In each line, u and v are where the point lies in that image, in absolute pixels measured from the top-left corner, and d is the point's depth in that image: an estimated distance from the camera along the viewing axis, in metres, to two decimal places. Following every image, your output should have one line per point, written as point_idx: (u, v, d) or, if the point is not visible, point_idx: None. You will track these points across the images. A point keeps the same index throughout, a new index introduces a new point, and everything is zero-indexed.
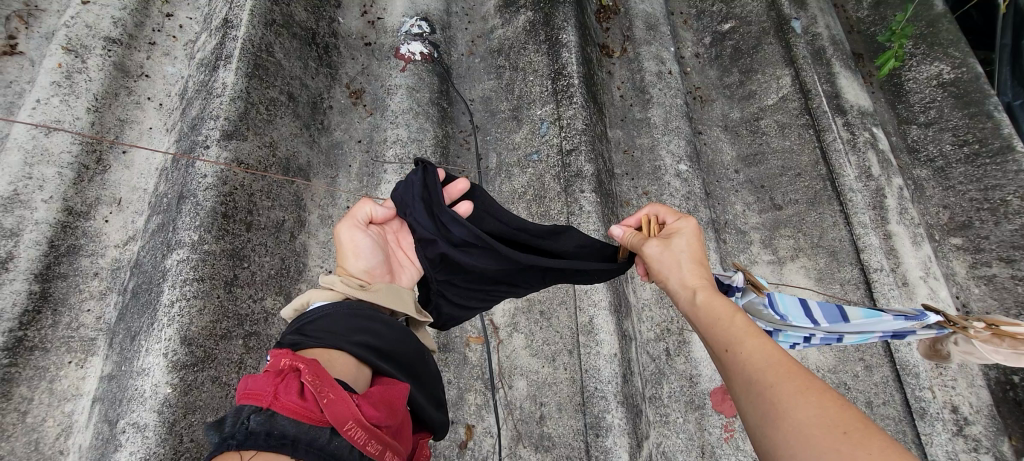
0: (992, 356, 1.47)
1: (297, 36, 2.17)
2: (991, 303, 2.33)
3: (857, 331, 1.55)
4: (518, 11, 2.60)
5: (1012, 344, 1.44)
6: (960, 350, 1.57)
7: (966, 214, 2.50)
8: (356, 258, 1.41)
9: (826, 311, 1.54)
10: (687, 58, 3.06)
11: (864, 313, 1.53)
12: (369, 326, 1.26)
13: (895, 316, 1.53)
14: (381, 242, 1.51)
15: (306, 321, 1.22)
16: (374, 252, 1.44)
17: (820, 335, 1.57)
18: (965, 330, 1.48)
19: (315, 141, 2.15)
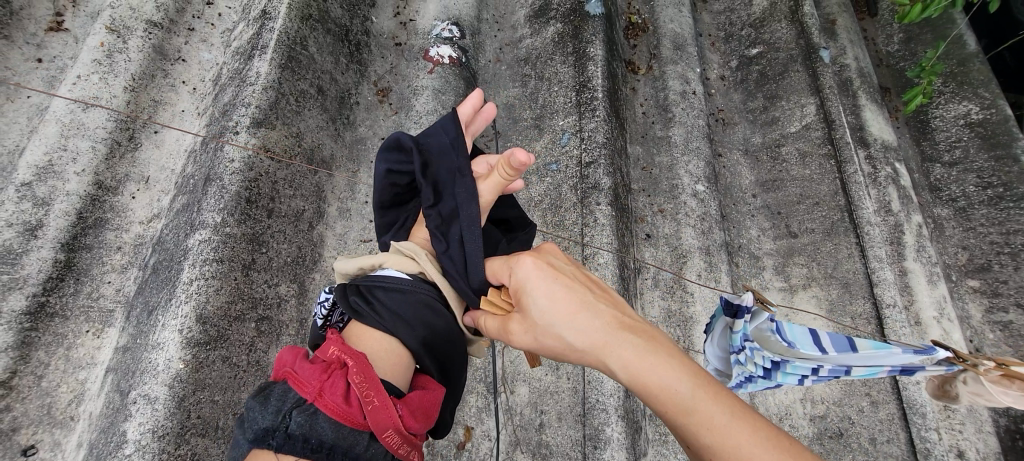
0: (1001, 397, 1.35)
1: (331, 32, 2.23)
2: (1005, 349, 2.30)
3: (866, 363, 1.50)
4: (548, 22, 2.65)
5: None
6: (969, 390, 1.45)
7: (985, 257, 2.47)
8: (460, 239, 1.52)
9: (834, 340, 1.54)
10: (712, 80, 3.06)
11: (872, 345, 1.50)
12: (428, 319, 1.43)
13: (904, 348, 1.47)
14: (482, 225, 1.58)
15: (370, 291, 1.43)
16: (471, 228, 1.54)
17: (829, 366, 1.51)
18: (974, 368, 1.37)
19: (340, 135, 2.20)
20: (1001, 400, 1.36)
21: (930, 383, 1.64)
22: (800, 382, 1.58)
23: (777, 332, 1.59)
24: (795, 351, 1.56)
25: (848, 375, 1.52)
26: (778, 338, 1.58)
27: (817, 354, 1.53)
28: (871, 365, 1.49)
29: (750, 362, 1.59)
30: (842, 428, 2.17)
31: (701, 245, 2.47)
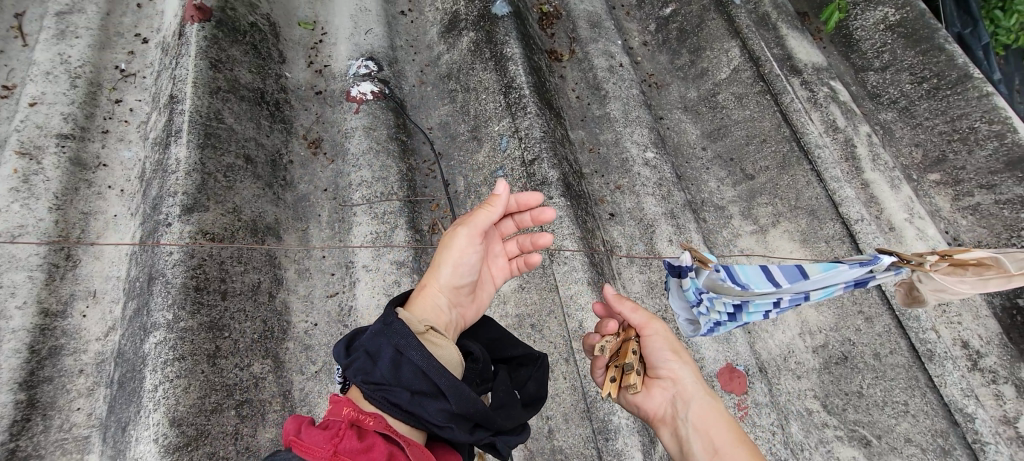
0: (958, 286, 1.50)
1: (245, 98, 2.18)
2: (981, 232, 2.42)
3: (821, 286, 1.56)
4: (461, 33, 2.67)
5: (977, 272, 1.49)
6: (930, 289, 1.57)
7: (938, 148, 2.61)
8: (430, 291, 1.43)
9: (785, 271, 1.57)
10: (636, 48, 3.09)
11: (821, 267, 1.53)
12: (435, 398, 1.19)
13: (851, 265, 1.52)
14: (457, 284, 1.47)
15: (403, 336, 1.22)
16: (452, 298, 1.47)
17: (788, 297, 1.60)
18: (921, 266, 1.50)
19: (280, 198, 2.15)
20: (960, 290, 1.50)
21: (898, 292, 1.71)
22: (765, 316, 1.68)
23: (728, 278, 1.58)
24: (751, 292, 1.60)
25: (807, 298, 1.61)
26: (732, 284, 1.58)
27: (773, 290, 1.58)
28: (826, 286, 1.56)
29: (715, 310, 1.67)
30: (845, 352, 2.17)
31: (664, 210, 2.49)
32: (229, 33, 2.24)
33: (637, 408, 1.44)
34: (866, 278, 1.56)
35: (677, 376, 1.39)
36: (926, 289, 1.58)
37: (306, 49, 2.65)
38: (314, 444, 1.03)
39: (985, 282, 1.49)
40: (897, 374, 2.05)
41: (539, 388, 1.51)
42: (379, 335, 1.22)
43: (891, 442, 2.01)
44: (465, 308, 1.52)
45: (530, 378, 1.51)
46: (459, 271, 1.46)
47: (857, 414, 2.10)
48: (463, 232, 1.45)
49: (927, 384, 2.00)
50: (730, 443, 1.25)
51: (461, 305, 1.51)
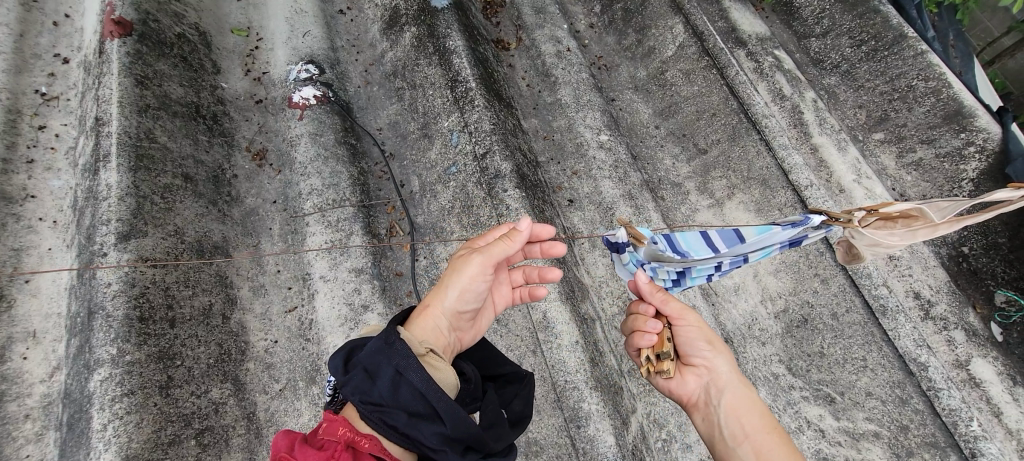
0: (890, 238, 1.59)
1: (179, 114, 2.08)
2: (925, 185, 2.54)
3: (758, 247, 1.62)
4: (403, 29, 2.61)
5: (906, 222, 1.58)
6: (867, 244, 1.65)
7: (881, 108, 2.71)
8: (434, 312, 1.36)
9: (723, 236, 1.61)
10: (583, 31, 3.08)
11: (756, 230, 1.58)
12: (430, 422, 1.12)
13: (784, 226, 1.58)
14: (459, 309, 1.39)
15: (405, 357, 1.15)
16: (454, 321, 1.41)
17: (728, 260, 1.66)
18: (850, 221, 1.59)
19: (226, 215, 2.07)
20: (891, 242, 1.59)
21: (840, 250, 1.80)
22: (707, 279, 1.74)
23: (667, 249, 1.60)
24: (691, 260, 1.64)
25: (746, 260, 1.67)
26: (671, 254, 1.60)
27: (712, 256, 1.63)
28: (762, 247, 1.62)
29: (659, 278, 1.71)
30: (805, 314, 2.24)
31: (622, 192, 2.50)
32: (154, 46, 2.12)
33: (668, 392, 1.47)
34: (801, 237, 1.63)
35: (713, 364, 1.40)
36: (862, 245, 1.67)
37: (242, 57, 2.55)
38: None
39: (917, 233, 1.56)
40: (855, 332, 2.12)
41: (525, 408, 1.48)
42: (381, 353, 1.15)
43: (853, 397, 2.08)
44: (462, 331, 1.45)
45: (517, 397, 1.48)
46: (466, 297, 1.39)
47: (821, 373, 2.17)
48: (479, 260, 1.36)
49: (882, 338, 2.06)
50: (763, 432, 1.28)
51: (459, 328, 1.44)
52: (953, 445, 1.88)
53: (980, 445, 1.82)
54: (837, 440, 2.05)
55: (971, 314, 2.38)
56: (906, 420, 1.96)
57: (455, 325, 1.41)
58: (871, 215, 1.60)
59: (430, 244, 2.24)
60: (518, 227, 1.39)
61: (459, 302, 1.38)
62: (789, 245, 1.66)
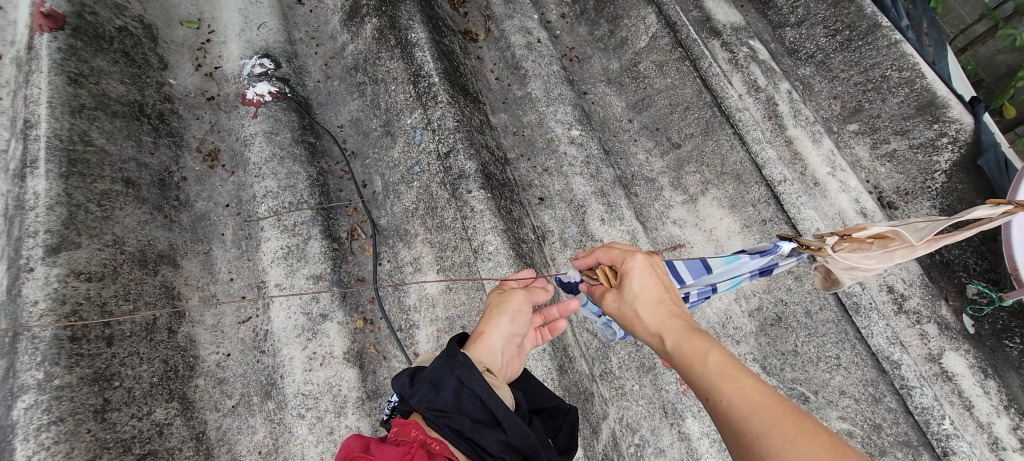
0: (867, 262, 1.56)
1: (119, 113, 1.93)
2: (899, 178, 2.52)
3: (726, 277, 1.73)
4: (363, 20, 2.48)
5: (884, 244, 1.54)
6: (844, 268, 1.63)
7: (856, 99, 2.67)
8: (491, 337, 1.28)
9: (690, 268, 1.73)
10: (554, 22, 2.99)
11: (723, 261, 1.70)
12: (493, 431, 1.07)
13: (752, 255, 1.69)
14: (511, 335, 1.33)
15: (467, 369, 1.12)
16: (507, 349, 1.33)
17: (697, 293, 1.75)
18: (820, 250, 1.59)
19: (174, 221, 1.96)
20: (868, 266, 1.56)
21: (819, 276, 1.80)
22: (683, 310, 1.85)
23: None
24: None
25: (717, 290, 1.77)
26: None
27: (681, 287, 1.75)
28: (731, 277, 1.73)
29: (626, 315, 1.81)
30: (779, 312, 2.21)
31: (594, 189, 2.43)
32: (91, 41, 1.96)
33: None
34: (771, 265, 1.72)
35: (643, 307, 1.25)
36: (839, 268, 1.65)
37: (192, 51, 2.40)
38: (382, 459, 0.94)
39: (893, 256, 1.52)
40: (828, 330, 2.09)
41: (571, 441, 1.41)
42: (444, 365, 1.12)
43: (827, 396, 2.06)
44: (511, 361, 1.36)
45: (563, 429, 1.42)
46: (516, 324, 1.35)
47: (795, 372, 2.13)
48: (521, 293, 1.39)
49: (855, 336, 2.04)
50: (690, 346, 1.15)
51: (509, 358, 1.35)
52: (926, 444, 1.87)
53: (952, 444, 1.81)
54: None
55: (944, 307, 2.37)
56: (879, 419, 1.95)
57: (507, 353, 1.33)
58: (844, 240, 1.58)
59: (393, 247, 2.14)
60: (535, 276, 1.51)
61: (511, 325, 1.33)
62: (760, 274, 1.75)
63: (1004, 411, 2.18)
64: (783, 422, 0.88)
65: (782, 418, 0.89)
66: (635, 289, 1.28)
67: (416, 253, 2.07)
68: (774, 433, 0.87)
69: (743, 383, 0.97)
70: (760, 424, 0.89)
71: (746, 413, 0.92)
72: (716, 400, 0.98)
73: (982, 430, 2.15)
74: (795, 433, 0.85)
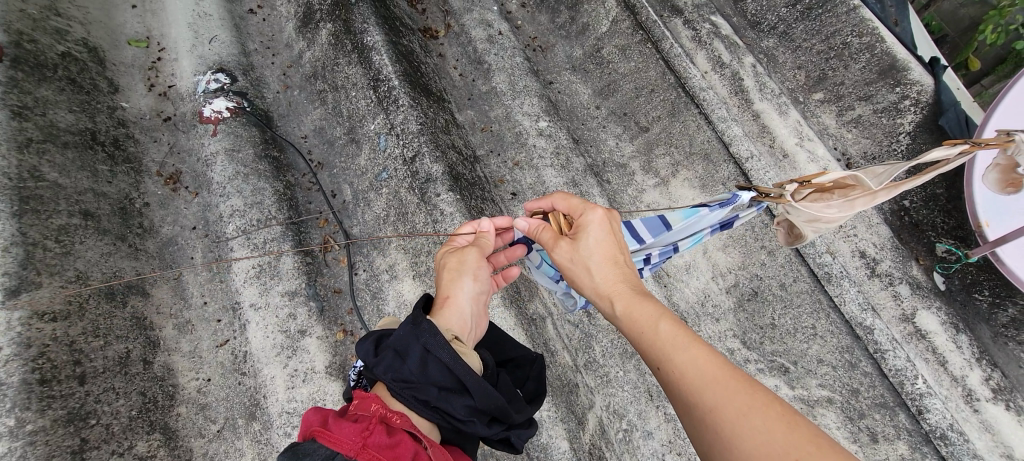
0: (827, 211, 1.58)
1: (70, 144, 1.87)
2: (866, 142, 2.56)
3: (687, 234, 1.78)
4: (318, 27, 2.43)
5: (843, 194, 1.56)
6: (806, 219, 1.65)
7: (819, 68, 2.70)
8: (457, 300, 1.32)
9: (649, 227, 1.74)
10: (514, 12, 2.96)
11: (682, 216, 1.71)
12: (457, 397, 1.09)
13: (711, 208, 1.69)
14: (475, 291, 1.38)
15: (431, 335, 1.12)
16: (475, 308, 1.37)
17: (658, 252, 1.81)
18: (779, 199, 1.62)
19: (139, 250, 1.93)
20: (828, 215, 1.58)
21: (781, 231, 1.85)
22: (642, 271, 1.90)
23: None
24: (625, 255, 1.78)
25: (678, 249, 1.83)
26: None
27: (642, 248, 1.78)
28: (692, 234, 1.78)
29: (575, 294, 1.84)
30: (755, 287, 2.26)
31: (565, 179, 2.43)
32: (32, 71, 1.88)
33: None
34: (731, 219, 1.76)
35: (598, 269, 1.32)
36: (801, 221, 1.68)
37: (143, 71, 2.34)
38: (344, 440, 0.94)
39: (854, 204, 1.56)
40: (802, 302, 2.13)
41: (539, 388, 1.45)
42: (409, 333, 1.12)
43: (806, 365, 2.11)
44: (482, 316, 1.41)
45: (529, 377, 1.46)
46: (478, 282, 1.40)
47: (773, 345, 2.20)
48: (474, 252, 1.43)
49: (829, 305, 2.07)
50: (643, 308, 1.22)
51: (480, 315, 1.40)
52: (901, 404, 1.91)
53: (926, 402, 1.86)
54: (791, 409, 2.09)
55: (914, 267, 2.42)
56: (856, 384, 2.00)
57: (476, 310, 1.37)
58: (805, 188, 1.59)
59: (368, 256, 2.13)
60: (483, 228, 1.54)
61: (471, 282, 1.38)
62: (721, 227, 1.79)
63: (975, 363, 2.26)
64: (729, 387, 0.98)
65: (730, 385, 0.98)
66: (589, 252, 1.34)
67: (391, 260, 2.07)
68: (722, 401, 0.96)
69: (696, 352, 1.05)
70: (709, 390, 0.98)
71: (697, 380, 1.01)
72: (670, 369, 1.06)
73: (955, 384, 2.22)
74: (740, 401, 0.95)
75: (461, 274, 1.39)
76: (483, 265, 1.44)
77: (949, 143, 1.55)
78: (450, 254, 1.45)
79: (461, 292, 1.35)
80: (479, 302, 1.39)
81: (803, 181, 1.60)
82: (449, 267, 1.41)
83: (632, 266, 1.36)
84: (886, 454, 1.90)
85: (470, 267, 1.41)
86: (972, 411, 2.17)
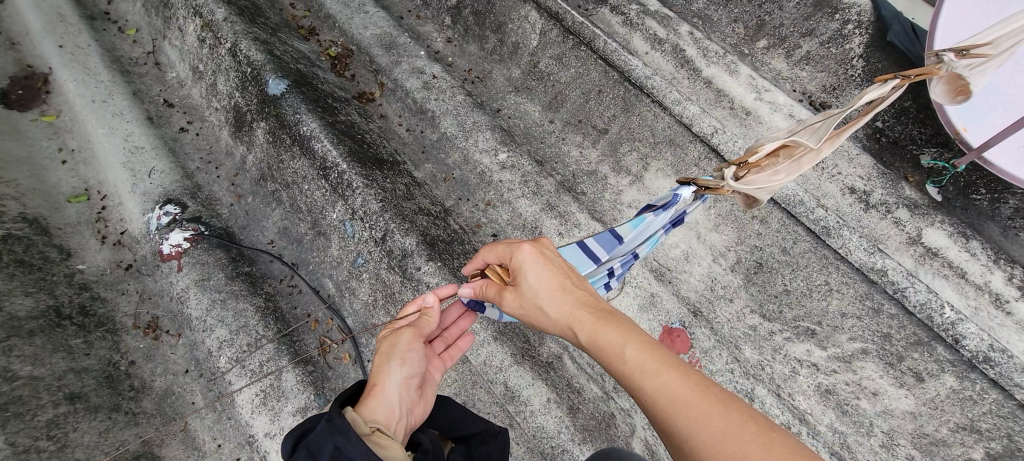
0: (777, 178, 1.55)
1: (36, 329, 1.79)
2: (822, 75, 2.52)
3: (644, 239, 1.72)
4: (252, 128, 2.37)
5: (787, 156, 1.53)
6: (755, 190, 1.57)
7: (755, 15, 2.63)
8: (382, 389, 1.23)
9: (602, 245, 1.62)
10: (442, 49, 2.90)
11: (631, 226, 1.63)
12: None
13: (656, 211, 1.64)
14: (404, 377, 1.30)
15: (345, 432, 1.03)
16: (406, 394, 1.27)
17: (621, 262, 1.75)
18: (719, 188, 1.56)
19: (136, 414, 1.86)
20: (775, 180, 1.56)
21: (737, 198, 1.74)
22: (608, 284, 1.79)
23: None
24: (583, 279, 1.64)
25: (638, 253, 1.77)
26: None
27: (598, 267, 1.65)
28: (648, 237, 1.72)
29: None
30: (760, 258, 2.21)
31: (540, 205, 2.38)
32: None
33: None
34: (679, 215, 1.74)
35: (550, 303, 1.24)
36: (754, 191, 1.57)
37: (92, 224, 2.24)
38: None
39: (799, 163, 1.53)
40: (808, 261, 2.08)
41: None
42: (325, 429, 1.03)
43: (831, 323, 2.06)
44: (417, 402, 1.31)
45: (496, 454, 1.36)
46: (408, 366, 1.33)
47: (794, 311, 2.14)
48: (408, 333, 1.38)
49: (836, 257, 2.00)
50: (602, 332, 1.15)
51: (416, 401, 1.30)
52: (936, 337, 1.84)
53: (960, 330, 1.77)
54: (831, 369, 2.06)
55: (908, 188, 2.35)
56: (886, 329, 1.94)
57: (408, 397, 1.28)
58: (743, 168, 1.56)
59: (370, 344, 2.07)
60: (426, 304, 1.48)
61: (400, 366, 1.31)
62: (673, 224, 1.76)
63: (995, 265, 2.19)
64: (707, 409, 0.93)
65: (707, 410, 0.92)
66: (535, 289, 1.26)
67: None
68: (702, 431, 0.91)
69: (667, 377, 0.99)
70: (689, 421, 0.93)
71: (674, 411, 0.95)
72: (645, 398, 1.00)
73: (982, 292, 2.13)
74: (720, 427, 0.90)
75: (391, 358, 1.32)
76: (416, 346, 1.37)
77: (882, 79, 1.47)
78: (386, 338, 1.40)
79: (389, 379, 1.27)
80: (413, 387, 1.30)
81: (738, 162, 1.56)
82: (382, 352, 1.35)
83: (582, 287, 1.29)
84: (936, 391, 1.87)
85: (401, 349, 1.35)
86: (1005, 315, 2.09)
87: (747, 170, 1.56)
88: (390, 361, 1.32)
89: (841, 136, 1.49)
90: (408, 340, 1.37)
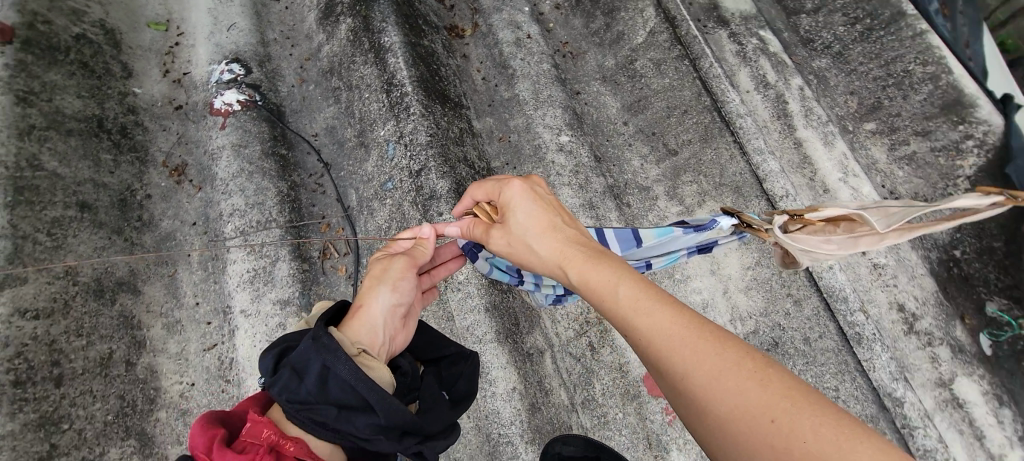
0: (827, 247, 1.39)
1: (74, 132, 1.83)
2: (918, 182, 2.23)
3: (663, 254, 1.64)
4: (338, 20, 2.34)
5: (848, 228, 1.38)
6: (801, 251, 1.42)
7: (874, 94, 2.41)
8: (368, 312, 1.22)
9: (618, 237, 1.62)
10: (547, 13, 2.79)
11: (656, 233, 1.60)
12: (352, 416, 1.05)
13: (687, 230, 1.57)
14: (394, 303, 1.28)
15: (335, 352, 1.06)
16: (391, 320, 1.26)
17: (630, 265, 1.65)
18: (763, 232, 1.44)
19: (134, 244, 1.90)
20: (825, 250, 1.40)
21: (777, 253, 1.59)
22: None
23: None
24: None
25: (652, 266, 1.68)
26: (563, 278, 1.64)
27: None
28: (668, 253, 1.64)
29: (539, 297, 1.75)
30: (776, 338, 2.02)
31: (582, 200, 2.28)
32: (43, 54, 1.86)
33: None
34: (712, 245, 1.63)
35: (539, 241, 1.19)
36: (798, 251, 1.43)
37: (160, 55, 2.27)
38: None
39: (858, 242, 1.37)
40: (827, 360, 1.94)
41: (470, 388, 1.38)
42: (311, 347, 1.05)
43: None
44: (401, 327, 1.30)
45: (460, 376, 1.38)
46: (398, 293, 1.30)
47: None
48: (402, 261, 1.34)
49: (856, 369, 1.91)
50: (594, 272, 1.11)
51: (400, 326, 1.29)
52: None
53: None
54: None
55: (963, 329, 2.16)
56: None
57: (394, 325, 1.27)
58: (796, 221, 1.41)
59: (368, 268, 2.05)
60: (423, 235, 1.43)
61: (392, 292, 1.28)
62: (700, 251, 1.65)
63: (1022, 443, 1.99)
64: (698, 347, 0.91)
65: (702, 348, 0.90)
66: (524, 227, 1.21)
67: None
68: (695, 369, 0.89)
69: (660, 317, 0.96)
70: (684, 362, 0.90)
71: (665, 352, 0.92)
72: (637, 341, 0.97)
73: None
74: (716, 365, 0.88)
75: (380, 282, 1.29)
76: (409, 274, 1.34)
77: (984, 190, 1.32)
78: (377, 261, 1.36)
79: (377, 303, 1.25)
80: (399, 315, 1.29)
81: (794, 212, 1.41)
82: (372, 274, 1.31)
83: (571, 226, 1.24)
84: None
85: (394, 275, 1.31)
86: None
87: (799, 225, 1.41)
88: (379, 284, 1.29)
89: (913, 231, 1.33)
90: (403, 268, 1.33)
